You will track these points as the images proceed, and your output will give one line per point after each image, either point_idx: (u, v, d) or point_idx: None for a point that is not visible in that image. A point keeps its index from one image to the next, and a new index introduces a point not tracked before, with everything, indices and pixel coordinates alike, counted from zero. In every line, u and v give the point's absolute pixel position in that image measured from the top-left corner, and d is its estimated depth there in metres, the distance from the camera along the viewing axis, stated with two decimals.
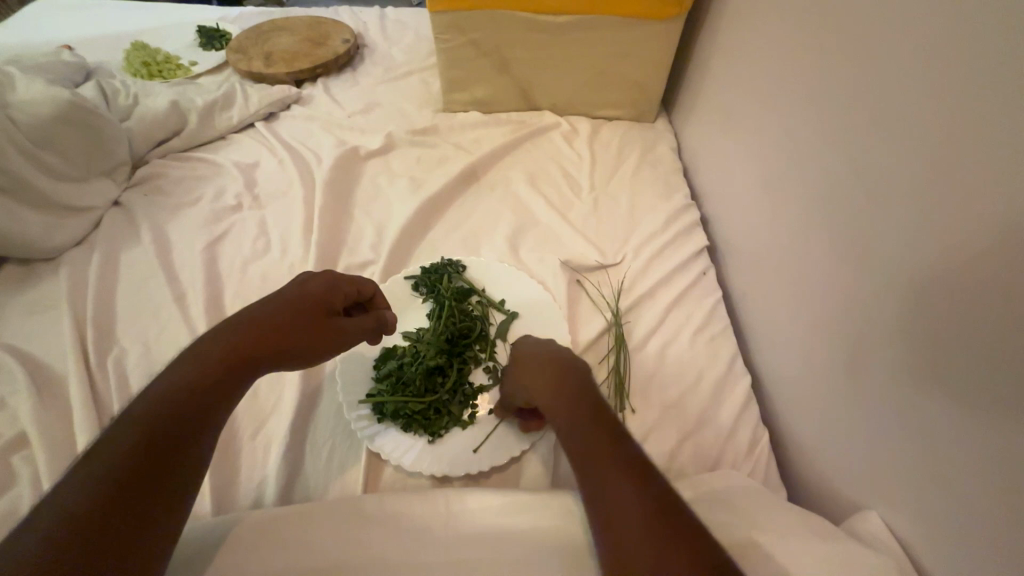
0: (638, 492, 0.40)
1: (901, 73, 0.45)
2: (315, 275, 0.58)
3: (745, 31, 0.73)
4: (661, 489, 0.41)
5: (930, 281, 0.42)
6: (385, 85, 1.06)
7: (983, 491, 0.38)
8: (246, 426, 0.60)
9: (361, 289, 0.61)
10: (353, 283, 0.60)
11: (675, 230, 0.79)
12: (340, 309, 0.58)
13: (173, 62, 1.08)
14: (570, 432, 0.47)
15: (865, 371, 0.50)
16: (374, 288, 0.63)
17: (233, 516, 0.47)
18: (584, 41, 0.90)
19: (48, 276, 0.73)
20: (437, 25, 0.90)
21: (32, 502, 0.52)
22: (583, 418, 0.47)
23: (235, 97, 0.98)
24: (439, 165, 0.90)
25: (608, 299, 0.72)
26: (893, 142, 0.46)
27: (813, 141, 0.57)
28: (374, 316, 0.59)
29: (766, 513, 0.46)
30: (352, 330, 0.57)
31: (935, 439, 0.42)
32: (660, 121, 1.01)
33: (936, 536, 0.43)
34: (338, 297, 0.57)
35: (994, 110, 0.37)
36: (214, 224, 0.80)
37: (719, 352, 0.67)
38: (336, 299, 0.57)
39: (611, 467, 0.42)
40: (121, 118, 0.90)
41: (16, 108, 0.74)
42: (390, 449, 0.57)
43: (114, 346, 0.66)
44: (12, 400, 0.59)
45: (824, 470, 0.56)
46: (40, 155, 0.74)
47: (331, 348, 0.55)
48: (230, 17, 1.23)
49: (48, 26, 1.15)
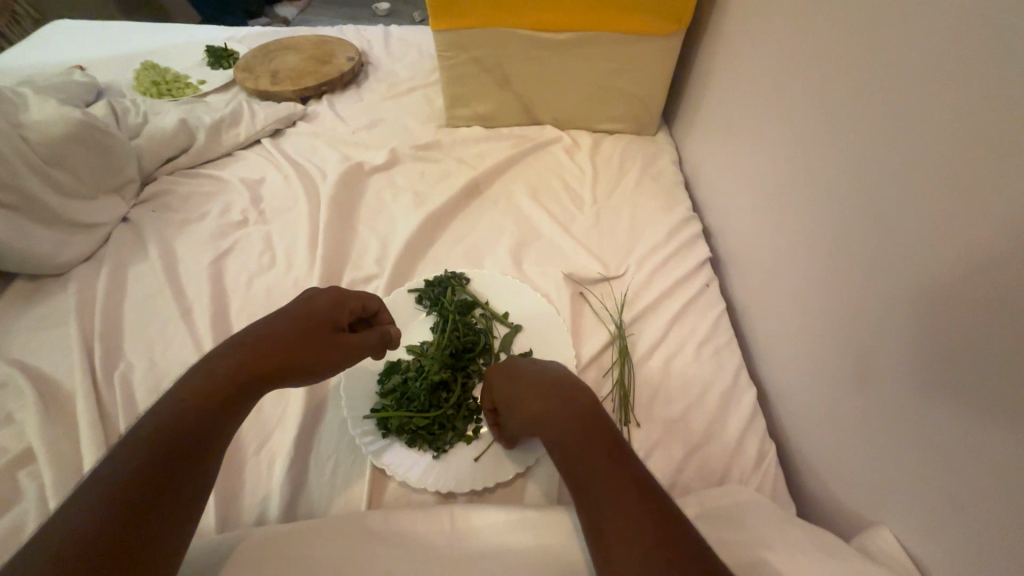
0: (638, 516, 0.39)
1: (902, 88, 0.45)
2: (320, 291, 0.59)
3: (746, 47, 0.74)
4: (667, 509, 0.40)
5: (936, 293, 0.42)
6: (390, 101, 1.08)
7: (994, 506, 0.38)
8: (251, 441, 0.60)
9: (366, 304, 0.61)
10: (358, 299, 0.60)
11: (678, 242, 0.79)
12: (345, 324, 0.58)
13: (182, 80, 1.10)
14: (578, 475, 0.44)
15: (872, 384, 0.49)
16: (379, 304, 0.63)
17: (238, 533, 0.47)
18: (586, 57, 0.91)
19: (57, 292, 0.74)
20: (440, 42, 0.92)
21: (38, 517, 0.52)
22: (578, 433, 0.46)
23: (242, 114, 1.00)
24: (442, 180, 0.91)
25: (611, 312, 0.72)
26: (895, 155, 0.46)
27: (815, 155, 0.58)
28: (379, 331, 0.59)
29: (773, 528, 0.46)
30: (358, 345, 0.57)
31: (944, 454, 0.42)
32: (662, 134, 1.01)
33: (948, 553, 0.42)
34: (344, 313, 0.58)
35: (997, 124, 0.37)
36: (220, 239, 0.81)
37: (724, 365, 0.66)
38: (342, 314, 0.57)
39: (622, 512, 0.40)
40: (131, 135, 0.91)
41: (28, 127, 0.75)
42: (394, 464, 0.57)
43: (120, 360, 0.67)
44: (20, 415, 0.59)
45: (832, 484, 0.55)
46: (51, 173, 0.75)
47: (336, 364, 0.55)
48: (238, 37, 1.25)
49: (62, 47, 1.18)
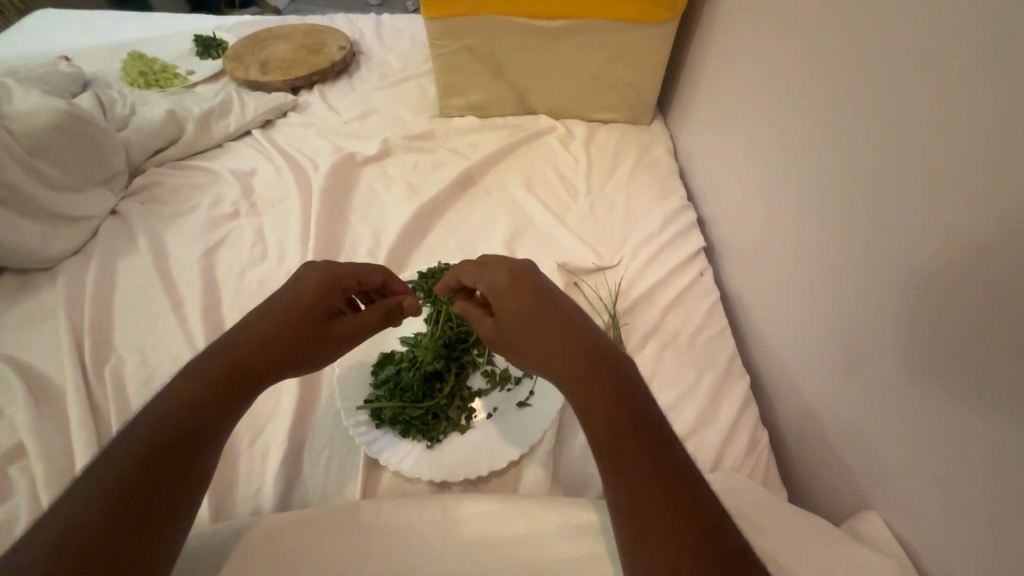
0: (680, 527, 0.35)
1: (892, 73, 0.45)
2: (308, 271, 0.54)
3: (740, 35, 0.73)
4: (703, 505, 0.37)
5: (928, 277, 0.42)
6: (382, 91, 1.07)
7: (982, 490, 0.38)
8: (244, 433, 0.60)
9: (361, 279, 0.57)
10: (352, 276, 0.56)
11: (672, 231, 0.79)
12: (338, 307, 0.55)
13: (171, 71, 1.08)
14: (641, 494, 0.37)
15: (863, 370, 0.50)
16: (381, 274, 0.59)
17: (233, 525, 0.47)
18: (579, 45, 0.90)
19: (46, 286, 0.73)
20: (432, 31, 0.91)
21: (30, 511, 0.51)
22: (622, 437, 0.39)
23: (232, 104, 0.98)
24: (435, 170, 0.91)
25: (606, 301, 0.72)
26: (885, 140, 0.46)
27: (808, 142, 0.58)
28: (381, 309, 0.56)
29: (767, 514, 0.46)
30: (360, 328, 0.54)
31: (933, 436, 0.42)
32: (656, 123, 1.01)
33: (935, 534, 0.43)
34: (334, 297, 0.54)
35: (987, 107, 0.37)
36: (212, 232, 0.80)
37: (718, 353, 0.67)
38: (334, 299, 0.54)
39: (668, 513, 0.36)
40: (118, 126, 0.90)
41: (13, 118, 0.74)
42: (388, 454, 0.56)
43: (112, 354, 0.66)
44: (10, 409, 0.59)
45: (823, 469, 0.56)
46: (37, 165, 0.74)
47: (336, 352, 0.53)
48: (227, 26, 1.24)
49: (47, 37, 1.16)
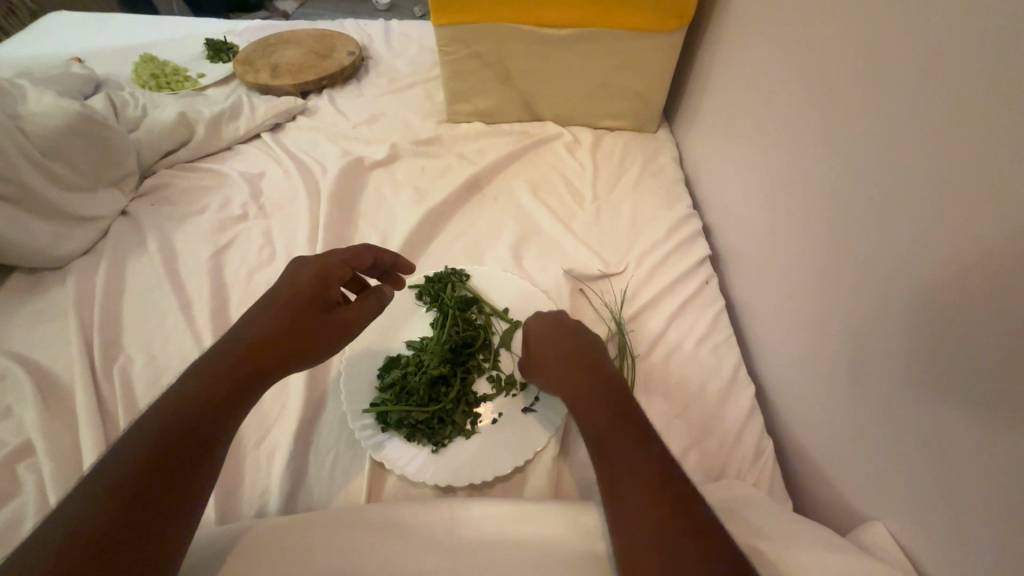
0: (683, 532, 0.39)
1: (897, 88, 0.46)
2: (304, 266, 0.57)
3: (746, 46, 0.74)
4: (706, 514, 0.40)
5: (932, 289, 0.42)
6: (391, 96, 1.07)
7: (988, 505, 0.38)
8: (251, 435, 0.60)
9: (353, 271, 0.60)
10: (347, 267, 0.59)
11: (678, 239, 0.79)
12: (335, 299, 0.57)
13: (181, 74, 1.09)
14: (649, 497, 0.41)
15: (866, 380, 0.50)
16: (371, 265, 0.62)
17: (239, 525, 0.47)
18: (586, 54, 0.91)
19: (55, 285, 0.73)
20: (442, 38, 0.91)
21: (36, 510, 0.52)
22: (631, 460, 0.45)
23: (242, 107, 0.99)
24: (442, 175, 0.91)
25: (612, 309, 0.73)
26: (890, 154, 0.47)
27: (814, 153, 0.58)
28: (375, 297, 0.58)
29: (772, 522, 0.47)
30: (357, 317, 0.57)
31: (936, 446, 0.42)
32: (662, 131, 1.02)
33: (937, 544, 0.43)
34: (330, 288, 0.56)
35: (991, 124, 0.37)
36: (220, 234, 0.81)
37: (724, 361, 0.67)
38: (331, 290, 0.56)
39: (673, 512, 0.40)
40: (129, 128, 0.91)
41: (28, 119, 0.75)
42: (395, 457, 0.57)
43: (119, 354, 0.67)
44: (18, 408, 0.59)
45: (827, 478, 0.56)
46: (50, 165, 0.74)
47: (335, 342, 0.55)
48: (238, 30, 1.25)
49: (59, 39, 1.17)
